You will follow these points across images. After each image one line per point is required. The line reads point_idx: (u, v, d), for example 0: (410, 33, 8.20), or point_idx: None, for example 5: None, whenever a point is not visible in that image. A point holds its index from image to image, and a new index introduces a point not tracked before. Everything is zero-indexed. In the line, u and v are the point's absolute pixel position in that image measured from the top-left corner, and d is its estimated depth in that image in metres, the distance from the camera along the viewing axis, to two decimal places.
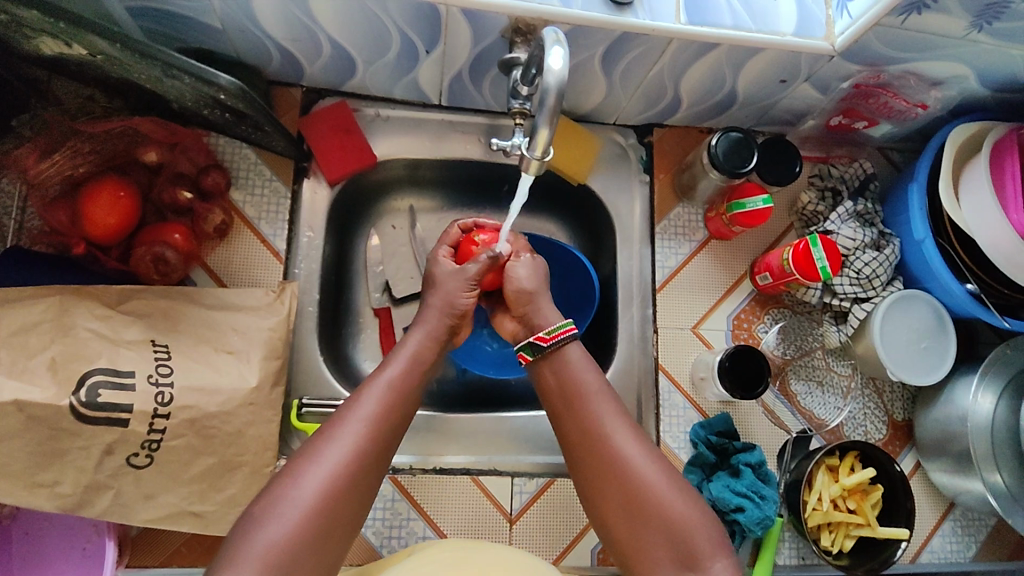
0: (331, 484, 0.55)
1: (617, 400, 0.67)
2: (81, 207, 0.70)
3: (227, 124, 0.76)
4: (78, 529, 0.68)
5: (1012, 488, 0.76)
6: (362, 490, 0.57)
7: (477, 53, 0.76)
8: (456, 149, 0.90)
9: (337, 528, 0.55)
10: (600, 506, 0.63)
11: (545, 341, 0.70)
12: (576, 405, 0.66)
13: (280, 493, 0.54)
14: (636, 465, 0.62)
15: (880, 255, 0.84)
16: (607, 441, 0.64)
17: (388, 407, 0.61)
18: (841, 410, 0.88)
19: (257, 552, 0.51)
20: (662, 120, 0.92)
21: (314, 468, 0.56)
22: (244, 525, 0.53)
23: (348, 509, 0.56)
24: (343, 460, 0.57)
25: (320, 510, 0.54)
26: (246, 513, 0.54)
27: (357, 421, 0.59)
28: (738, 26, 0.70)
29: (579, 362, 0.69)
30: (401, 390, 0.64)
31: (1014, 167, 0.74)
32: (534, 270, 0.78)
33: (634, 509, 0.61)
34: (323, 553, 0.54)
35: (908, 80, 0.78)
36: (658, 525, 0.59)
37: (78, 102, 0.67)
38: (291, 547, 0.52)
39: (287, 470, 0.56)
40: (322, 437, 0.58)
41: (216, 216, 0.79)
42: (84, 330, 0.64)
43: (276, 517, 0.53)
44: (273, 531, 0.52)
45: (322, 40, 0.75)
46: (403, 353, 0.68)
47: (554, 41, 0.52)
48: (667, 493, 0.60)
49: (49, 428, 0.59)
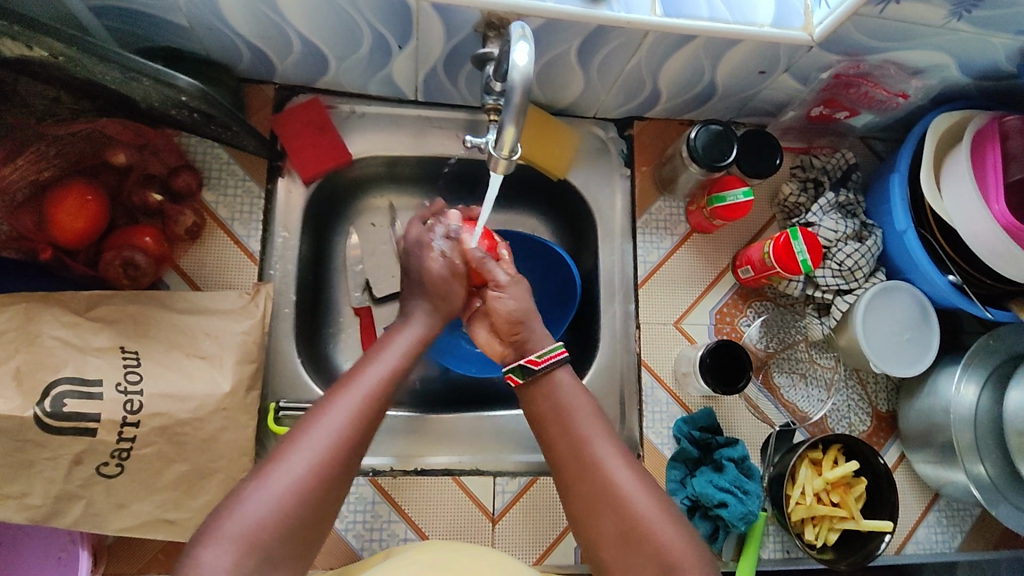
0: (317, 471, 0.55)
1: (608, 426, 0.67)
2: (47, 212, 0.68)
3: (195, 124, 0.73)
4: (52, 538, 0.67)
5: (994, 478, 0.76)
6: (346, 480, 0.57)
7: (451, 48, 0.74)
8: (434, 146, 0.89)
9: (316, 528, 0.55)
10: (585, 513, 0.62)
11: (537, 364, 0.70)
12: (568, 428, 0.66)
13: (268, 471, 0.54)
14: (626, 490, 0.61)
15: (862, 246, 0.83)
16: (598, 466, 0.63)
17: (377, 397, 0.61)
18: (824, 403, 0.88)
19: (238, 532, 0.50)
20: (642, 112, 0.91)
21: (302, 451, 0.55)
22: (223, 508, 0.52)
23: (330, 501, 0.56)
24: (331, 446, 0.56)
25: (305, 496, 0.54)
26: (234, 487, 0.54)
27: (346, 406, 0.59)
28: (715, 18, 0.69)
29: (568, 386, 0.69)
30: (393, 376, 0.64)
31: (994, 158, 0.73)
32: (519, 294, 0.75)
33: (624, 535, 0.60)
34: (295, 548, 0.53)
35: (888, 69, 0.77)
36: (646, 549, 0.59)
37: (44, 103, 0.62)
38: (271, 530, 0.52)
39: (275, 452, 0.56)
40: (311, 419, 0.58)
41: (188, 218, 0.77)
42: (50, 338, 0.62)
43: (260, 497, 0.52)
44: (256, 510, 0.52)
45: (292, 38, 0.73)
46: (398, 343, 0.69)
47: (520, 36, 0.51)
48: (655, 521, 0.60)
49: (14, 439, 0.59)
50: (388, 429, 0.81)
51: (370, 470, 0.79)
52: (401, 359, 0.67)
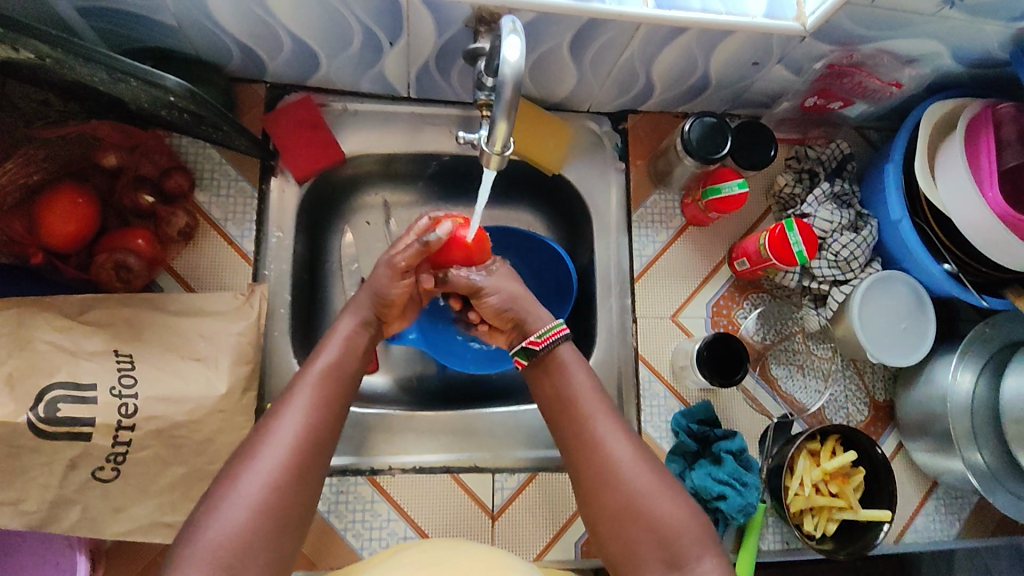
0: (274, 482, 0.55)
1: (610, 403, 0.67)
2: (38, 215, 0.68)
3: (186, 124, 0.73)
4: (50, 543, 0.66)
5: (992, 466, 0.76)
6: (306, 486, 0.57)
7: (442, 44, 0.74)
8: (427, 142, 0.89)
9: (286, 535, 0.55)
10: (590, 495, 0.63)
11: (539, 345, 0.69)
12: (570, 406, 0.66)
13: (220, 495, 0.54)
14: (624, 467, 0.62)
15: (858, 236, 0.83)
16: (598, 443, 0.64)
17: (320, 402, 0.61)
18: (822, 393, 0.88)
19: (202, 552, 0.50)
20: (636, 105, 0.91)
21: (252, 469, 0.55)
22: (197, 518, 0.53)
23: (294, 509, 0.56)
24: (281, 459, 0.56)
25: (266, 509, 0.54)
26: (190, 515, 0.54)
27: (288, 419, 0.59)
28: (707, 10, 0.69)
29: (573, 363, 0.69)
30: (330, 381, 0.63)
31: (989, 145, 0.73)
32: (502, 278, 0.77)
33: (623, 510, 0.61)
34: (280, 542, 0.54)
35: (882, 58, 0.76)
36: (642, 525, 0.60)
37: (32, 106, 0.62)
38: (241, 540, 0.52)
39: (226, 474, 0.55)
40: (258, 436, 0.58)
41: (180, 219, 0.76)
42: (43, 343, 0.62)
43: (218, 517, 0.52)
44: (226, 522, 0.52)
45: (282, 36, 0.73)
46: (332, 341, 0.68)
47: (510, 30, 0.51)
48: (653, 496, 0.60)
49: (7, 445, 0.58)
50: (383, 428, 0.81)
51: (369, 469, 0.79)
52: (338, 359, 0.66)
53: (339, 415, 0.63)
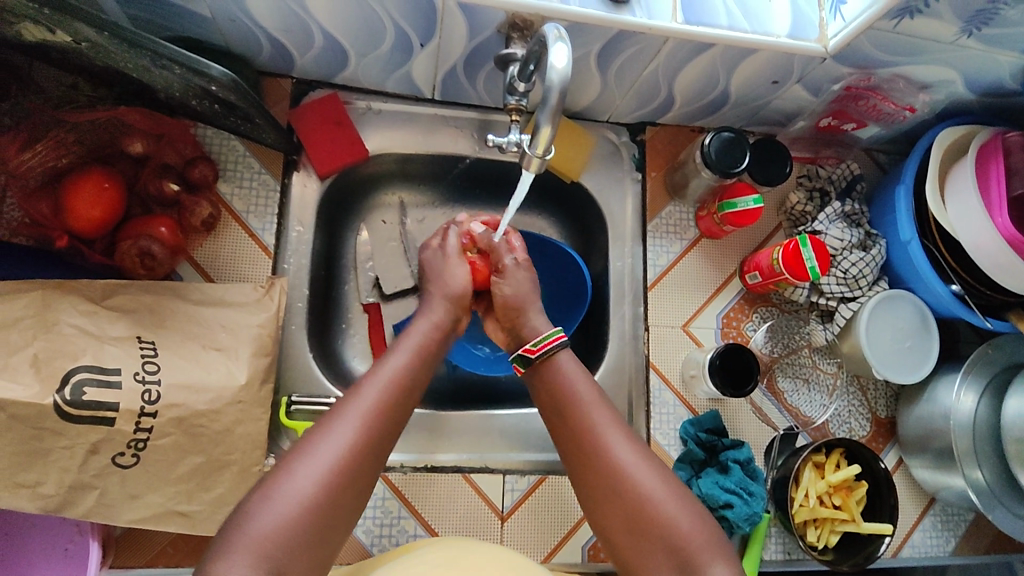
0: (325, 481, 0.53)
1: (614, 410, 0.67)
2: (64, 199, 0.68)
3: (214, 115, 0.73)
4: (59, 529, 0.66)
5: (992, 485, 0.78)
6: (361, 480, 0.55)
7: (472, 47, 0.75)
8: (446, 144, 0.90)
9: (341, 511, 0.54)
10: (601, 509, 0.63)
11: (534, 352, 0.71)
12: (573, 414, 0.67)
13: (273, 485, 0.52)
14: (633, 475, 0.62)
15: (867, 255, 0.85)
16: (604, 450, 0.64)
17: (385, 398, 0.60)
18: (827, 407, 0.90)
19: (245, 544, 0.48)
20: (655, 118, 0.92)
21: (309, 464, 0.53)
22: (266, 488, 0.52)
23: (356, 486, 0.55)
24: (357, 433, 0.56)
25: (330, 480, 0.53)
26: (242, 502, 0.52)
27: (365, 397, 0.59)
28: (733, 27, 0.70)
29: (572, 371, 0.70)
30: (417, 369, 0.65)
31: (998, 171, 0.76)
32: (521, 278, 0.77)
33: (635, 516, 0.60)
34: (337, 516, 0.53)
35: (897, 83, 0.79)
36: (659, 540, 0.58)
37: (60, 91, 0.65)
38: (305, 511, 0.51)
39: (284, 463, 0.54)
40: (332, 414, 0.57)
41: (203, 209, 0.76)
42: (68, 326, 0.62)
43: (288, 487, 0.52)
44: (297, 493, 0.51)
45: (315, 32, 0.73)
46: (420, 326, 0.71)
47: (556, 37, 0.52)
48: (664, 501, 0.60)
49: (29, 427, 0.58)
50: None
51: None
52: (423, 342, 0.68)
53: (409, 401, 0.63)
